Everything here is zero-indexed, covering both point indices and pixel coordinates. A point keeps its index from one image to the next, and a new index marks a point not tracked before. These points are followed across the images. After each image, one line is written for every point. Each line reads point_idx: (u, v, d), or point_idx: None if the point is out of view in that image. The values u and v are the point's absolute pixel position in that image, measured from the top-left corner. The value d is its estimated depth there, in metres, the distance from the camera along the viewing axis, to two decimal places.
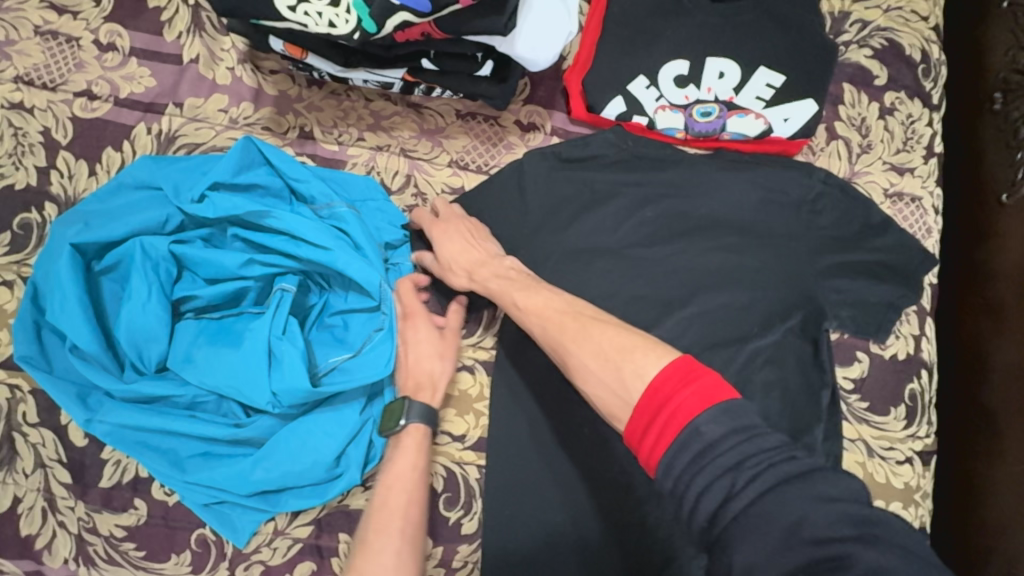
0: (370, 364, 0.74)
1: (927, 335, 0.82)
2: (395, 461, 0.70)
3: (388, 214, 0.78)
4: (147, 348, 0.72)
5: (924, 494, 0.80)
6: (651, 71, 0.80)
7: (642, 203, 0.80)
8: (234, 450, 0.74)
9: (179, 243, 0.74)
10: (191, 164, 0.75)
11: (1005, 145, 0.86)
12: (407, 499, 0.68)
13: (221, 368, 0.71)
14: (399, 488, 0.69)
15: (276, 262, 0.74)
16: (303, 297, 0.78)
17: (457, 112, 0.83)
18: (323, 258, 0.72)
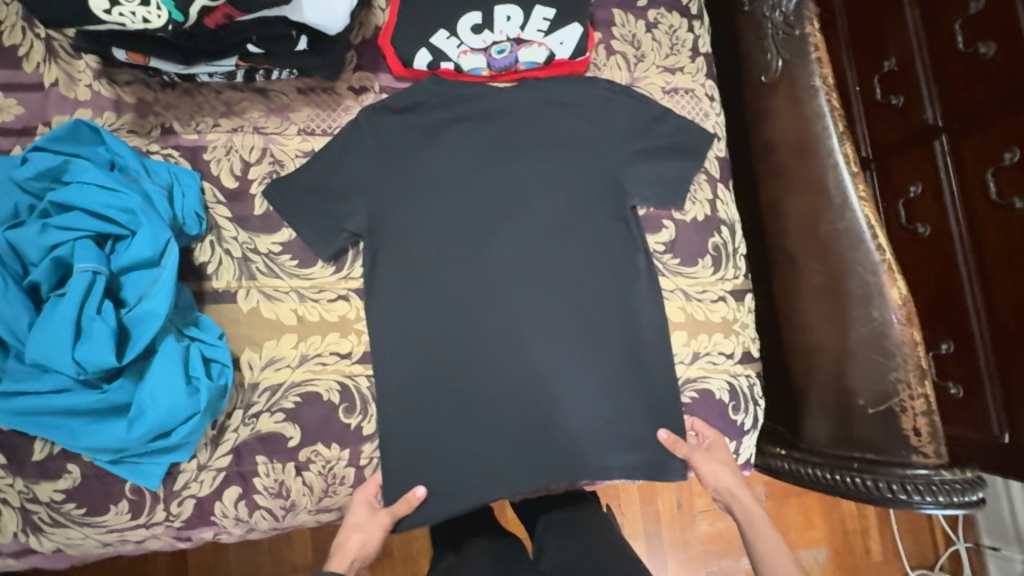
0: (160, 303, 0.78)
1: (719, 198, 1.00)
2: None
3: (187, 181, 0.89)
4: (8, 329, 0.76)
5: (742, 324, 0.97)
6: (448, 24, 0.94)
7: (468, 133, 0.95)
8: (112, 411, 0.77)
9: (17, 228, 0.78)
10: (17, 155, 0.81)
11: (758, 39, 1.05)
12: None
13: (60, 327, 0.73)
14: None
15: (101, 222, 0.79)
16: (118, 257, 0.79)
17: (297, 89, 0.97)
18: (136, 203, 0.80)
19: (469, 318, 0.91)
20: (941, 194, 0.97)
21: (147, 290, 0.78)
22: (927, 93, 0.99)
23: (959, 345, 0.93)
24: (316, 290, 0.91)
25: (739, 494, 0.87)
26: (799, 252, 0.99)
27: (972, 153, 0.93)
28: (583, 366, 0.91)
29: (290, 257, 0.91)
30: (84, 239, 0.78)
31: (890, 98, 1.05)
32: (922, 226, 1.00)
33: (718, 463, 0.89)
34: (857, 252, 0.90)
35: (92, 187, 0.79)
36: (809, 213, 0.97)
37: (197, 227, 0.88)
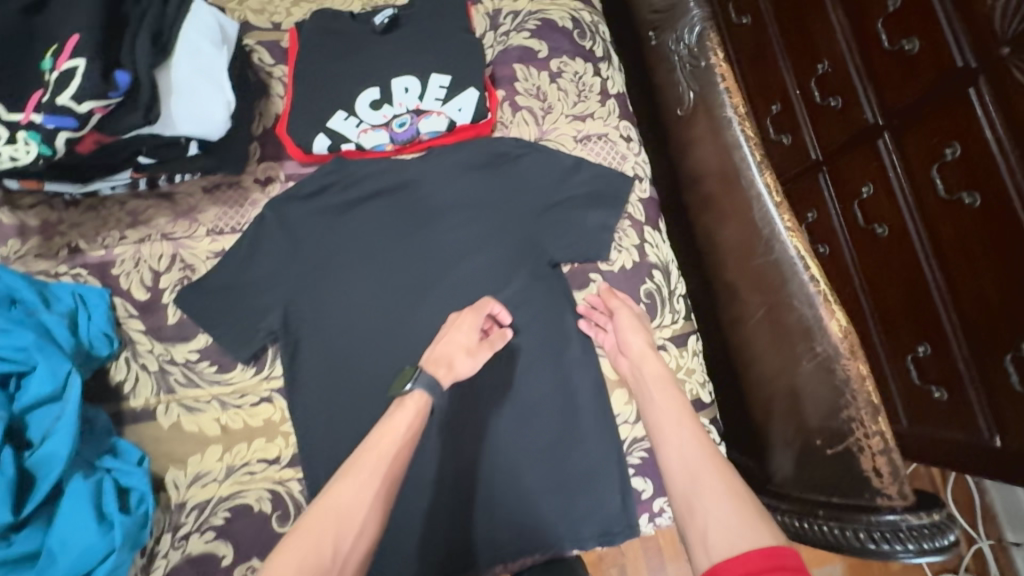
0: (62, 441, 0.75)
1: (647, 241, 0.96)
2: (396, 419, 0.71)
3: (94, 299, 0.87)
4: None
5: (687, 370, 0.94)
6: (345, 104, 0.92)
7: (380, 210, 0.92)
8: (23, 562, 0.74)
9: None
10: None
11: (668, 71, 1.03)
12: (394, 454, 0.67)
13: None
14: (388, 446, 0.68)
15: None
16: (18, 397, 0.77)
17: (203, 189, 0.95)
18: (31, 339, 0.77)
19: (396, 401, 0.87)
20: (894, 193, 1.01)
21: (48, 428, 0.75)
22: (864, 95, 1.05)
23: (935, 346, 0.94)
24: (238, 394, 0.88)
25: (645, 355, 0.81)
26: (738, 282, 0.96)
27: (913, 148, 0.97)
28: (522, 438, 0.87)
29: (209, 363, 0.88)
30: None
31: (829, 100, 1.12)
32: (880, 226, 1.04)
33: (627, 329, 0.83)
34: (791, 283, 0.85)
35: None
36: (741, 245, 0.93)
37: (108, 348, 0.86)
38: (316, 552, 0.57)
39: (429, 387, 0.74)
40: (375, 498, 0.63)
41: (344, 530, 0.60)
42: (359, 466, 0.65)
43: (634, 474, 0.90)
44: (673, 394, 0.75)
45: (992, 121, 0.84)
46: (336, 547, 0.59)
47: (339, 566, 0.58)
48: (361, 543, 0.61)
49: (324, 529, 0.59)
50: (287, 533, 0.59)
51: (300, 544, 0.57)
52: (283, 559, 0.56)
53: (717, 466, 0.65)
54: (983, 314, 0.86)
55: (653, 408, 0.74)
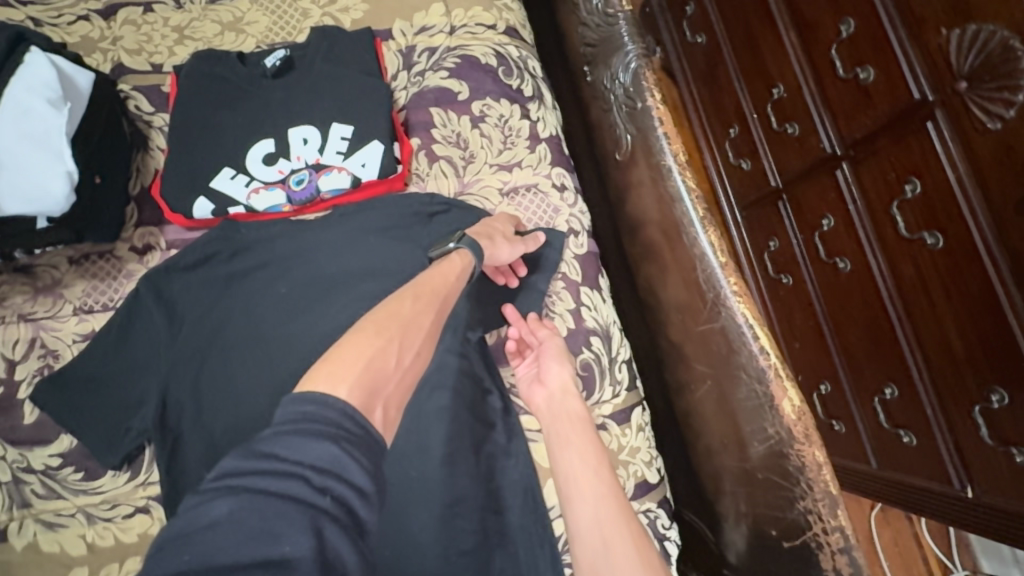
0: None
1: (584, 304, 0.87)
2: (450, 263, 0.67)
3: None
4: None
5: (630, 449, 0.85)
6: (233, 161, 0.81)
7: (275, 281, 0.80)
8: None
9: None
10: None
11: (604, 110, 0.94)
12: (445, 293, 0.62)
13: None
14: (442, 281, 0.63)
15: None
16: None
17: (69, 260, 0.82)
18: None
19: None
20: (855, 227, 0.92)
21: None
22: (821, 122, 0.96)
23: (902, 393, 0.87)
24: (109, 505, 0.75)
25: (569, 389, 0.80)
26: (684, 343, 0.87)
27: (871, 181, 0.88)
28: (436, 551, 0.72)
29: (74, 469, 0.76)
30: None
31: (785, 125, 1.03)
32: (841, 260, 0.94)
33: (549, 360, 0.82)
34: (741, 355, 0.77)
35: None
36: (686, 307, 0.84)
37: None
38: (381, 360, 0.49)
39: (475, 253, 0.70)
40: (427, 324, 0.57)
41: (405, 342, 0.53)
42: (416, 293, 0.59)
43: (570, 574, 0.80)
44: (589, 439, 0.75)
45: (952, 159, 0.76)
46: (398, 359, 0.51)
47: (400, 376, 0.50)
48: (417, 365, 0.54)
49: (388, 335, 0.52)
50: (356, 328, 0.52)
51: (360, 342, 0.49)
52: (352, 346, 0.49)
53: (625, 520, 0.67)
54: (946, 359, 0.79)
55: (568, 458, 0.73)
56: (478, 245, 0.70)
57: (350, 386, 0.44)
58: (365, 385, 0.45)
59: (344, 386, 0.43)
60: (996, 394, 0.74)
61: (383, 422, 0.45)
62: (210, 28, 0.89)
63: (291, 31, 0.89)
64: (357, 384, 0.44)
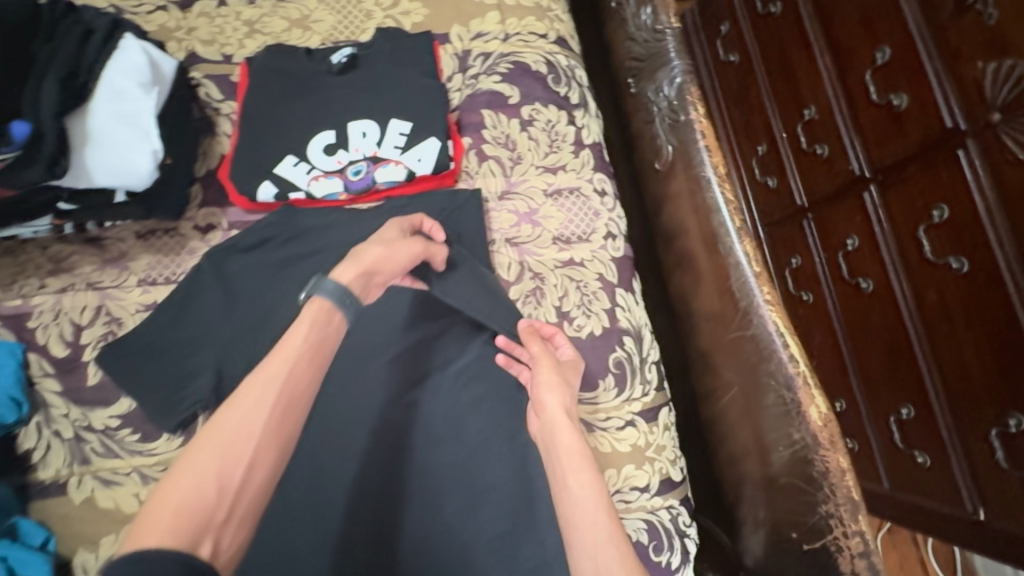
0: None
1: (620, 305, 0.90)
2: (293, 334, 0.60)
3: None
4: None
5: (657, 447, 0.86)
6: (296, 149, 0.85)
7: (329, 267, 0.85)
8: None
9: None
10: None
11: (646, 122, 0.97)
12: (287, 372, 0.57)
13: None
14: (277, 366, 0.57)
15: None
16: None
17: (136, 234, 0.87)
18: None
19: (334, 477, 0.79)
20: (878, 249, 0.98)
21: None
22: (852, 145, 1.02)
23: (920, 413, 0.93)
24: (161, 468, 0.79)
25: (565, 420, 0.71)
26: (714, 351, 0.90)
27: (898, 208, 0.94)
28: (470, 525, 0.78)
29: (132, 431, 0.80)
30: None
31: (815, 146, 1.09)
32: (864, 281, 1.01)
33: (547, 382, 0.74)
34: (772, 363, 0.79)
35: None
36: (716, 314, 0.88)
37: (16, 413, 0.77)
38: (202, 493, 0.49)
39: (335, 296, 0.64)
40: (262, 427, 0.54)
41: (231, 459, 0.51)
42: (252, 384, 0.55)
43: None
44: (588, 478, 0.65)
45: (981, 188, 0.82)
46: (221, 481, 0.50)
47: (228, 500, 0.50)
48: (259, 467, 0.53)
49: (208, 461, 0.51)
50: (177, 460, 0.52)
51: (179, 479, 0.50)
52: (181, 481, 0.49)
53: None
54: (962, 382, 0.86)
55: (571, 497, 0.64)
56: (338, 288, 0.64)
57: (153, 537, 0.46)
58: (178, 530, 0.47)
59: (158, 538, 0.45)
60: (1014, 418, 0.79)
61: (210, 558, 0.48)
62: (279, 24, 0.94)
63: (355, 31, 0.94)
64: (164, 534, 0.46)
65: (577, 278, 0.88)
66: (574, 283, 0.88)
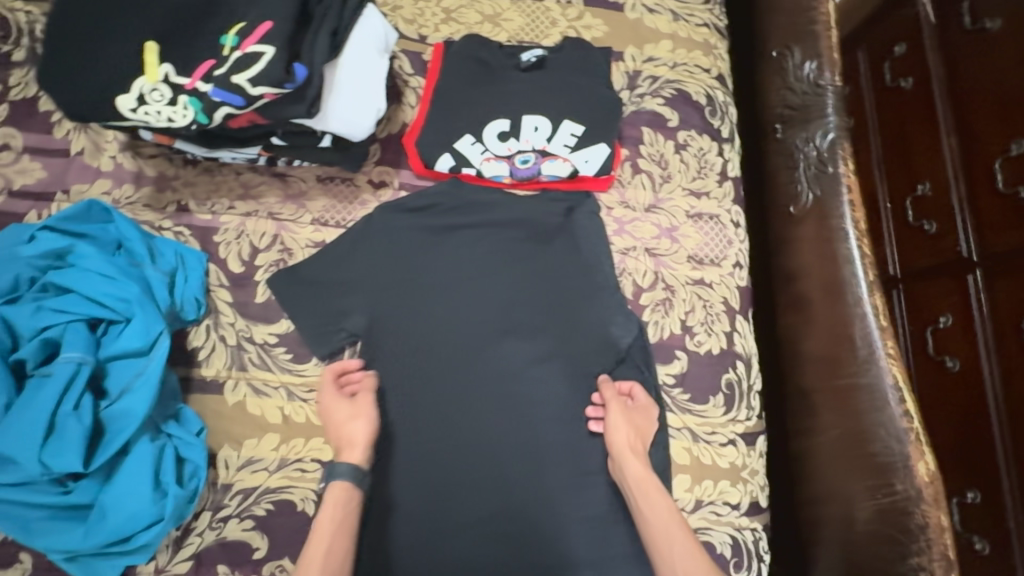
0: (131, 404, 0.74)
1: (738, 331, 0.95)
2: (323, 521, 0.76)
3: (188, 260, 0.87)
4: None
5: (751, 471, 0.90)
6: (475, 130, 0.93)
7: (479, 239, 0.91)
8: (74, 514, 0.74)
9: (11, 305, 0.78)
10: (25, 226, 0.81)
11: (788, 167, 1.03)
12: (327, 548, 0.75)
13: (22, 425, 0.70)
14: (321, 541, 0.75)
15: (93, 309, 0.77)
16: (101, 348, 0.77)
17: (317, 178, 0.96)
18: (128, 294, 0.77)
19: (447, 432, 0.86)
20: (971, 330, 1.03)
21: (122, 388, 0.75)
22: (963, 227, 1.06)
23: (986, 496, 0.97)
24: (306, 389, 0.87)
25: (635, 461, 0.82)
26: (818, 393, 0.93)
27: (1004, 295, 0.98)
28: (570, 504, 0.84)
29: (285, 350, 0.88)
30: (77, 323, 0.76)
31: (922, 222, 1.14)
32: (951, 360, 1.05)
33: (614, 426, 0.83)
34: (888, 415, 0.83)
35: (84, 269, 0.77)
36: (828, 357, 0.92)
37: (196, 313, 0.86)
38: None
39: (349, 477, 0.79)
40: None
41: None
42: (301, 570, 0.73)
43: None
44: (659, 503, 0.78)
45: None
46: None
47: None
48: None
49: None
50: None
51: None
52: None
53: None
54: None
55: (646, 516, 0.79)
56: (348, 472, 0.79)
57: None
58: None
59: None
60: None
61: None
62: (473, 16, 1.03)
63: (539, 34, 1.03)
64: None
65: (704, 298, 0.94)
66: (701, 301, 0.94)
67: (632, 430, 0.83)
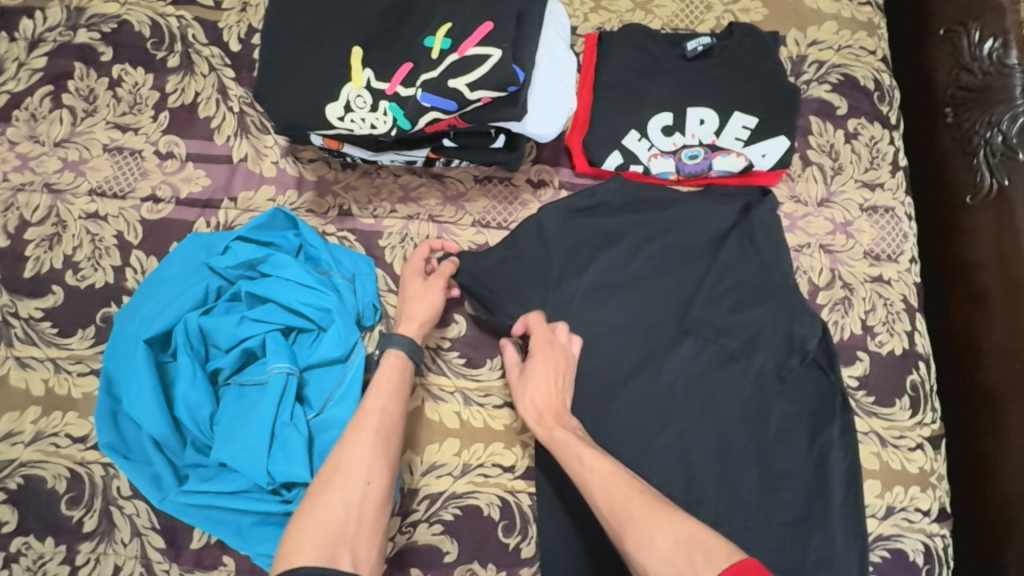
0: (337, 415, 0.75)
1: (919, 329, 0.90)
2: (377, 389, 0.73)
3: (360, 265, 0.87)
4: (191, 418, 0.76)
5: (940, 476, 0.87)
6: (641, 125, 0.91)
7: (650, 239, 0.90)
8: (285, 521, 0.75)
9: (208, 315, 0.79)
10: (211, 237, 0.82)
11: (962, 152, 0.97)
12: (382, 417, 0.71)
13: (243, 435, 0.72)
14: (363, 414, 0.71)
15: (289, 319, 0.77)
16: (298, 357, 0.78)
17: (475, 178, 0.94)
18: (321, 304, 0.78)
19: (636, 437, 0.84)
20: None
21: (324, 400, 0.76)
22: None
23: None
24: (482, 393, 0.87)
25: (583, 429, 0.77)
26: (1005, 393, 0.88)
27: None
28: (763, 511, 0.82)
29: (459, 354, 0.88)
30: (277, 333, 0.77)
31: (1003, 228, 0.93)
32: None
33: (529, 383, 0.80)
34: None
35: (278, 278, 0.78)
36: (1022, 355, 0.87)
37: (372, 318, 0.85)
38: (333, 513, 0.63)
39: (404, 347, 0.78)
40: (370, 457, 0.68)
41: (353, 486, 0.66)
42: (353, 426, 0.70)
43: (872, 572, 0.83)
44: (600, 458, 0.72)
45: None
46: (346, 498, 0.65)
47: (355, 514, 0.64)
48: (374, 486, 0.67)
49: (335, 489, 0.65)
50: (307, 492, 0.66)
51: (310, 507, 0.63)
52: (319, 511, 0.63)
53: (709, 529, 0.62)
54: None
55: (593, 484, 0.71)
56: (396, 338, 0.78)
57: (306, 555, 0.59)
58: (320, 551, 0.60)
59: (308, 556, 0.59)
60: None
61: (350, 566, 0.61)
62: (625, 4, 0.99)
63: (695, 20, 0.98)
64: (312, 550, 0.59)
65: (884, 295, 0.90)
66: (881, 299, 0.90)
67: (544, 387, 0.80)
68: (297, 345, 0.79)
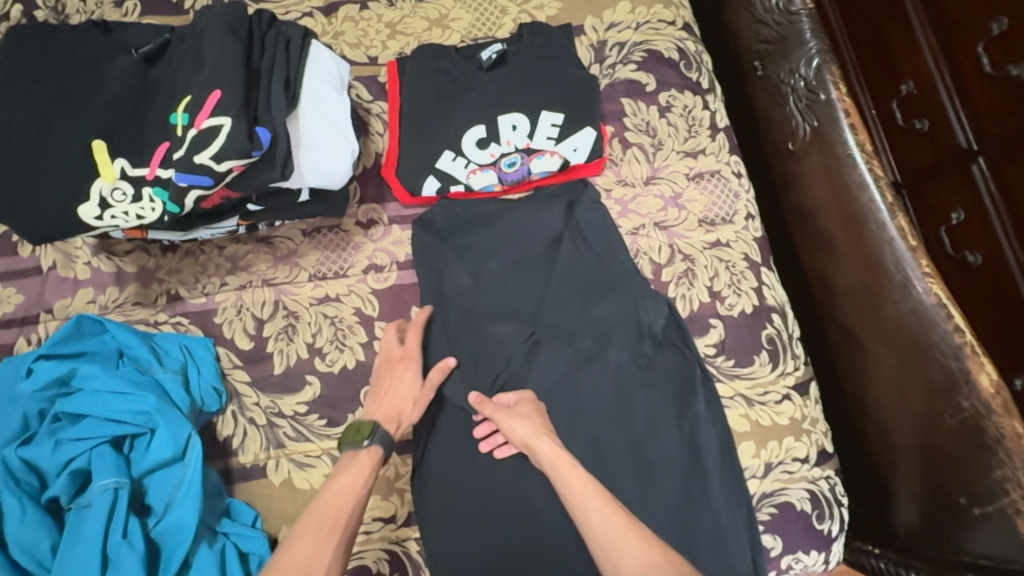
0: (180, 514, 0.72)
1: (766, 284, 0.92)
2: (341, 484, 0.70)
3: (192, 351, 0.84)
4: (27, 557, 0.70)
5: (813, 420, 0.88)
6: (453, 144, 0.89)
7: (489, 255, 0.89)
8: None
9: (27, 445, 0.74)
10: (20, 361, 0.78)
11: (777, 102, 0.98)
12: (348, 511, 0.68)
13: (80, 564, 0.68)
14: (347, 501, 0.69)
15: (115, 429, 0.74)
16: (134, 464, 0.75)
17: (303, 232, 0.91)
18: (146, 405, 0.75)
19: (512, 456, 0.83)
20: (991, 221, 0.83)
21: (166, 502, 0.73)
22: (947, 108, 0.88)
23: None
24: None
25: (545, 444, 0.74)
26: (965, 292, 0.86)
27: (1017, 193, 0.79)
28: (644, 498, 0.81)
29: (319, 416, 0.85)
30: (103, 447, 0.73)
31: (914, 121, 0.89)
32: (970, 254, 0.85)
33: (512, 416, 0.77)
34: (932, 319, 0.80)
35: (97, 390, 0.75)
36: (864, 287, 0.88)
37: (217, 403, 0.83)
38: None
39: (383, 445, 0.75)
40: (316, 554, 0.64)
41: None
42: (319, 521, 0.67)
43: (763, 531, 0.84)
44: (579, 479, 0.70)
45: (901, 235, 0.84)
46: None
47: None
48: None
49: None
50: None
51: None
52: None
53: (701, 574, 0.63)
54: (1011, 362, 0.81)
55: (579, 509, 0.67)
56: (389, 440, 0.75)
57: None
58: None
59: None
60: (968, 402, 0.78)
61: None
62: (419, 24, 0.97)
63: (492, 27, 0.97)
64: None
65: (724, 259, 0.91)
66: (723, 263, 0.91)
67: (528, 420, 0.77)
68: (132, 452, 0.75)
